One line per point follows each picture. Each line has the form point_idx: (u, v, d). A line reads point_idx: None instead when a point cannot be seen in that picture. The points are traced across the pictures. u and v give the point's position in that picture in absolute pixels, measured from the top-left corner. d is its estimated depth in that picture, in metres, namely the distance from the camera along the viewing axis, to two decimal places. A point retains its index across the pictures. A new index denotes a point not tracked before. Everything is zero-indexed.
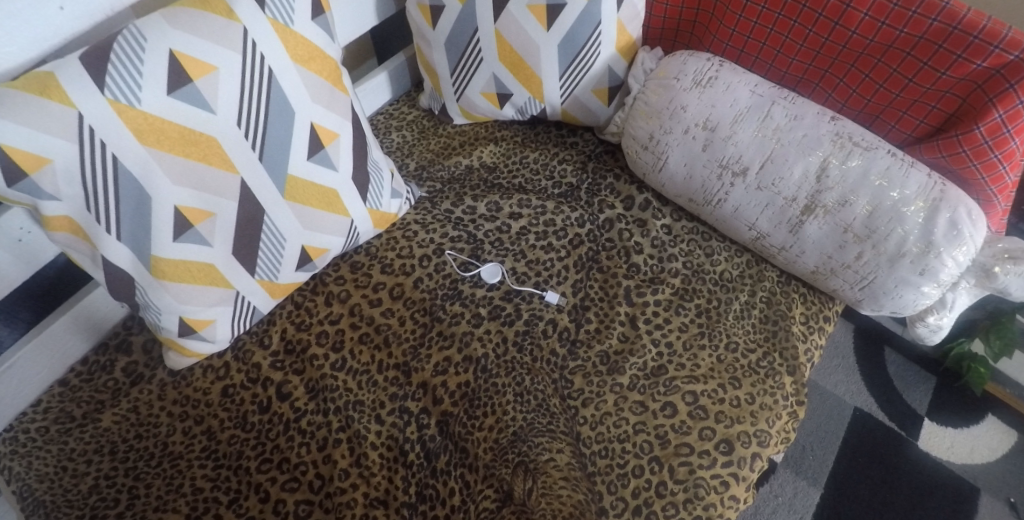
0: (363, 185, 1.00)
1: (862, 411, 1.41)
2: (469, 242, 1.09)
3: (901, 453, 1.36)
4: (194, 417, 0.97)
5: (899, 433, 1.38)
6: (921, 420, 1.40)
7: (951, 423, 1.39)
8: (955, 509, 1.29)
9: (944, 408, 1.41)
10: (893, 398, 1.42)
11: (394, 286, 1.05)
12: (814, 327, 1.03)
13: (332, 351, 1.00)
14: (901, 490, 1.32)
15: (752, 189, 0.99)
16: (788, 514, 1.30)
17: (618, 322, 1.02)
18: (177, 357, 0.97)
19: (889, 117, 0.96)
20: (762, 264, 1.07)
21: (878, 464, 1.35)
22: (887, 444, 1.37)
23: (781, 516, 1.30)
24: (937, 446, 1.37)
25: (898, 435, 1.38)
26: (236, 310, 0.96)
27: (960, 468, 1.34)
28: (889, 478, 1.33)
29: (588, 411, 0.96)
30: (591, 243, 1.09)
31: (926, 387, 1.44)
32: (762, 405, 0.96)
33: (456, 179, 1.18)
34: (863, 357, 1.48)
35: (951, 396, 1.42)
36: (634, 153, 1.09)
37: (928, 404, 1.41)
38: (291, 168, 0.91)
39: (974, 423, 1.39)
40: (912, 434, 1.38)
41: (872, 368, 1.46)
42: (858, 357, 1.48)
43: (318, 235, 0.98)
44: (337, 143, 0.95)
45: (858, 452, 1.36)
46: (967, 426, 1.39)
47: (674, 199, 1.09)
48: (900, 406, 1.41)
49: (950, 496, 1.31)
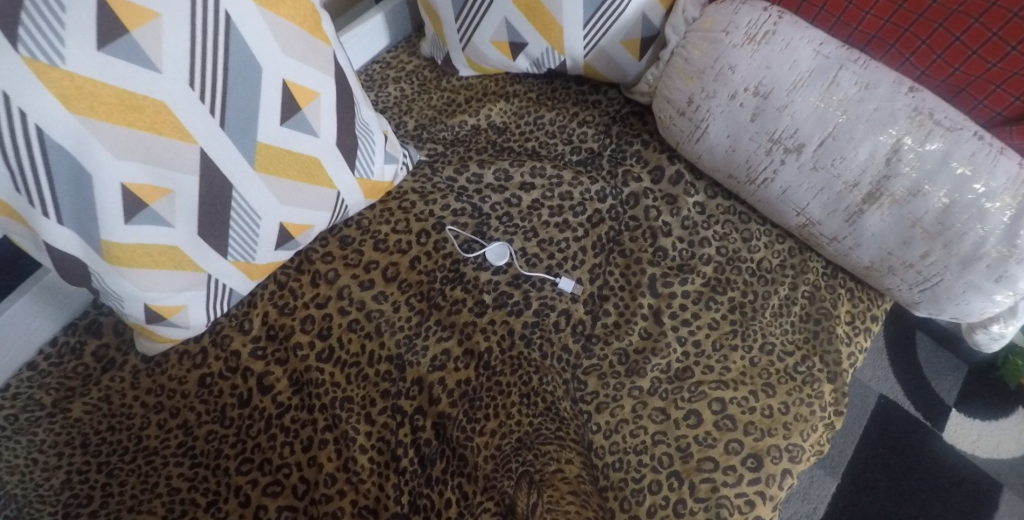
0: (349, 152, 0.87)
1: (887, 399, 1.32)
2: (475, 216, 0.97)
3: (925, 444, 1.28)
4: (169, 409, 0.88)
5: (924, 423, 1.29)
6: (948, 410, 1.30)
7: (981, 415, 1.30)
8: (976, 505, 1.22)
9: (975, 398, 1.31)
10: (920, 386, 1.33)
11: (388, 265, 0.94)
12: (860, 327, 0.92)
13: (318, 338, 0.90)
14: (923, 483, 1.24)
15: (806, 169, 0.85)
16: (801, 503, 1.23)
17: (640, 316, 0.90)
18: (148, 343, 0.88)
19: (978, 91, 0.78)
20: (807, 252, 0.94)
21: (902, 455, 1.26)
22: (910, 434, 1.28)
23: (793, 505, 1.23)
24: (965, 439, 1.28)
25: (923, 425, 1.29)
26: (210, 295, 0.85)
27: (987, 463, 1.26)
28: (911, 470, 1.25)
29: (602, 417, 0.85)
30: (613, 222, 0.96)
31: (957, 375, 1.33)
32: (797, 416, 0.86)
33: (461, 141, 1.04)
34: (891, 340, 1.38)
35: (985, 385, 1.32)
36: (668, 119, 0.94)
37: (958, 393, 1.31)
38: (262, 135, 0.77)
39: (1006, 417, 1.29)
40: (938, 424, 1.29)
41: (901, 351, 1.36)
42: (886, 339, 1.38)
43: (299, 211, 0.85)
44: (316, 104, 0.81)
45: (880, 441, 1.28)
46: (997, 419, 1.29)
47: (711, 174, 0.95)
48: (928, 394, 1.32)
49: (975, 491, 1.23)
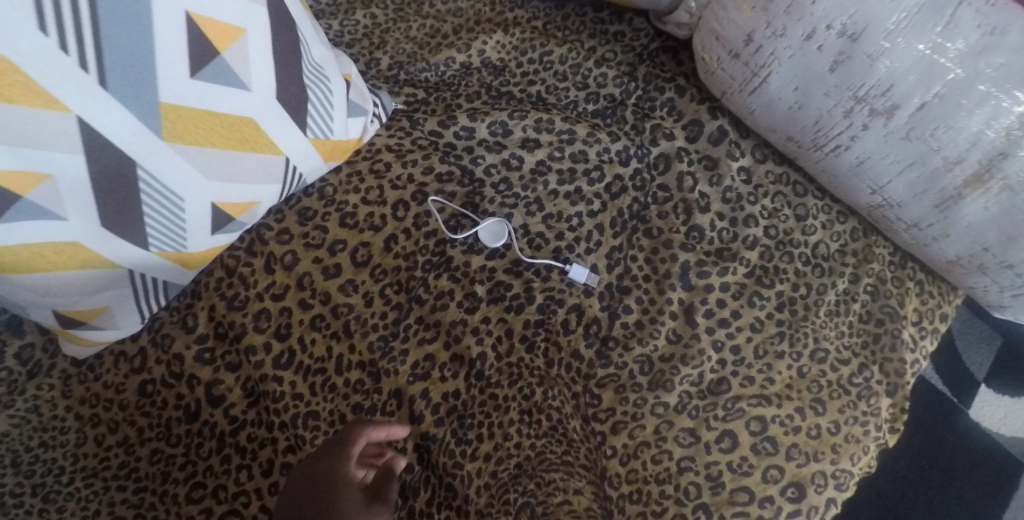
0: (296, 108, 0.66)
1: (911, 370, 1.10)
2: (465, 184, 0.79)
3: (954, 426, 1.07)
4: (108, 423, 0.73)
5: (949, 398, 1.09)
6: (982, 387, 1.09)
7: (1014, 390, 1.08)
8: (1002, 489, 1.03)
9: (1011, 372, 1.09)
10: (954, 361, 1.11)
11: (358, 246, 0.76)
12: (928, 329, 0.77)
13: (275, 339, 0.73)
14: (942, 462, 1.05)
15: (896, 137, 0.66)
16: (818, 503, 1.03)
17: (669, 315, 0.74)
18: (72, 345, 0.72)
19: None
20: (872, 235, 0.78)
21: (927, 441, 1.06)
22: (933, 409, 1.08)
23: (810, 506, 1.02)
24: (992, 415, 1.07)
25: (947, 401, 1.08)
26: (138, 290, 0.69)
27: (1015, 444, 1.06)
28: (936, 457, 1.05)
29: (619, 440, 0.71)
30: (637, 193, 0.78)
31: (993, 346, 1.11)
32: (848, 436, 0.72)
33: (447, 83, 0.84)
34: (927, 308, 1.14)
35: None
36: (715, 61, 0.74)
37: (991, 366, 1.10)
38: (168, 93, 0.57)
39: None
40: (964, 401, 1.08)
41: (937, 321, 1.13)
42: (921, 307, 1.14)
43: (238, 188, 0.67)
44: (241, 46, 0.60)
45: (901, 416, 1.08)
46: None
47: (764, 134, 0.77)
48: (957, 367, 1.10)
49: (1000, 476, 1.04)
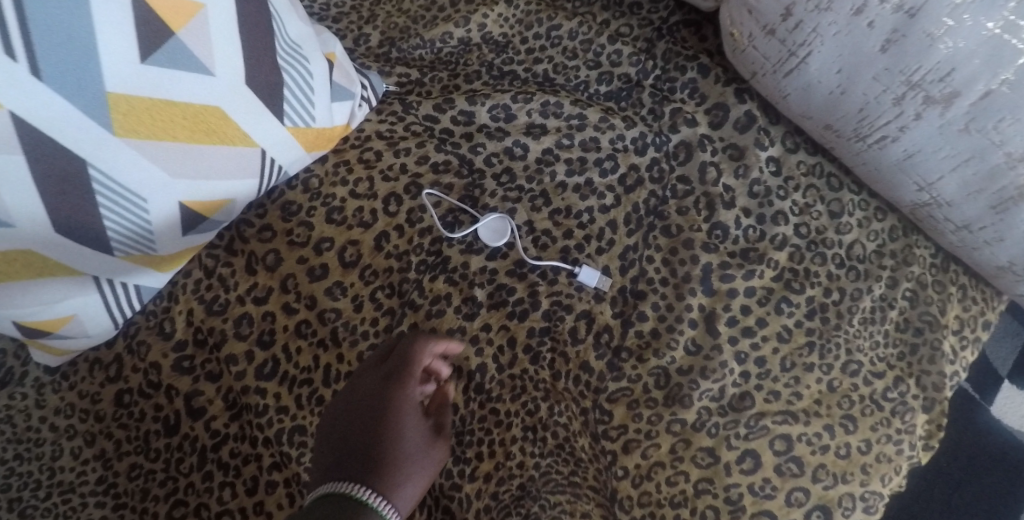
0: (271, 94, 0.59)
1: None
2: (462, 174, 0.71)
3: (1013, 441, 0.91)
4: (83, 436, 0.67)
5: (969, 393, 0.93)
6: None
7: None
8: None
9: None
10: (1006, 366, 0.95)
11: (346, 245, 0.69)
12: (969, 339, 0.70)
13: (258, 347, 0.67)
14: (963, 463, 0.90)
15: (952, 129, 0.58)
16: None
17: (688, 322, 0.67)
18: (43, 354, 0.67)
19: None
20: (912, 234, 0.71)
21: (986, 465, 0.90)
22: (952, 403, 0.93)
23: None
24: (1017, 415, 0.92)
25: (968, 396, 0.93)
26: (108, 296, 0.63)
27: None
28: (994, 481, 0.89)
29: (631, 460, 0.65)
30: (654, 186, 0.71)
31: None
32: (880, 456, 0.66)
33: (444, 61, 0.76)
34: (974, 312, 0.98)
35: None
36: (746, 38, 0.65)
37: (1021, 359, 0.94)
38: (117, 83, 0.49)
39: None
40: (987, 396, 0.93)
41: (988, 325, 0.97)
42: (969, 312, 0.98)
43: (209, 185, 0.60)
44: (200, 24, 0.52)
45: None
46: None
47: (798, 121, 0.69)
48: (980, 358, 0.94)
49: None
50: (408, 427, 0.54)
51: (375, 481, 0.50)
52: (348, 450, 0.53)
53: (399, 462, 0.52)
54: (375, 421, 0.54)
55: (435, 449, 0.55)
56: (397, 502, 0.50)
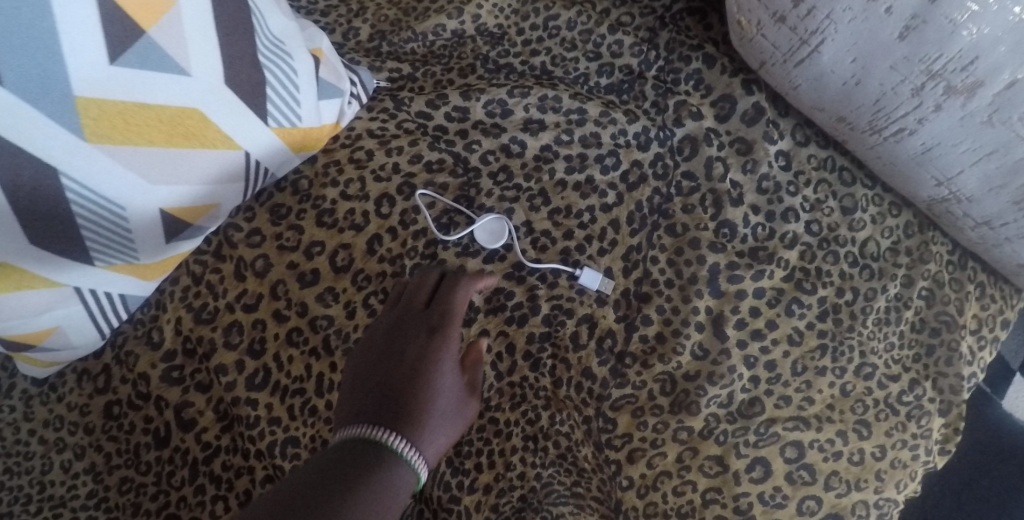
0: (253, 94, 0.56)
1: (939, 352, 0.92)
2: (458, 173, 0.68)
3: None
4: (74, 448, 0.65)
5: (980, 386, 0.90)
6: None
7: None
8: None
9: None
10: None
11: (337, 249, 0.66)
12: (987, 339, 0.68)
13: (248, 356, 0.65)
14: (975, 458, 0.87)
15: (974, 121, 0.54)
16: None
17: (694, 326, 0.64)
18: (31, 366, 0.64)
19: None
20: (929, 230, 0.68)
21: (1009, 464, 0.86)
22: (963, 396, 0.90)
23: None
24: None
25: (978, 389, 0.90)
26: (93, 309, 0.60)
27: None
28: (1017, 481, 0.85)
29: (636, 470, 0.62)
30: (658, 183, 0.68)
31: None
32: (895, 462, 0.63)
33: (437, 55, 0.73)
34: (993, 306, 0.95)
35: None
36: (754, 25, 0.62)
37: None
38: (88, 88, 0.47)
39: None
40: (998, 390, 0.90)
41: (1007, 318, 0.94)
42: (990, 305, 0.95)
43: (191, 189, 0.57)
44: (174, 21, 0.49)
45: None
46: None
47: (809, 112, 0.65)
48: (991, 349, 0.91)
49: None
50: (442, 378, 0.52)
51: (406, 429, 0.48)
52: (379, 392, 0.51)
53: (432, 411, 0.50)
54: (407, 368, 0.52)
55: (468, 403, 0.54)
56: (427, 453, 0.49)
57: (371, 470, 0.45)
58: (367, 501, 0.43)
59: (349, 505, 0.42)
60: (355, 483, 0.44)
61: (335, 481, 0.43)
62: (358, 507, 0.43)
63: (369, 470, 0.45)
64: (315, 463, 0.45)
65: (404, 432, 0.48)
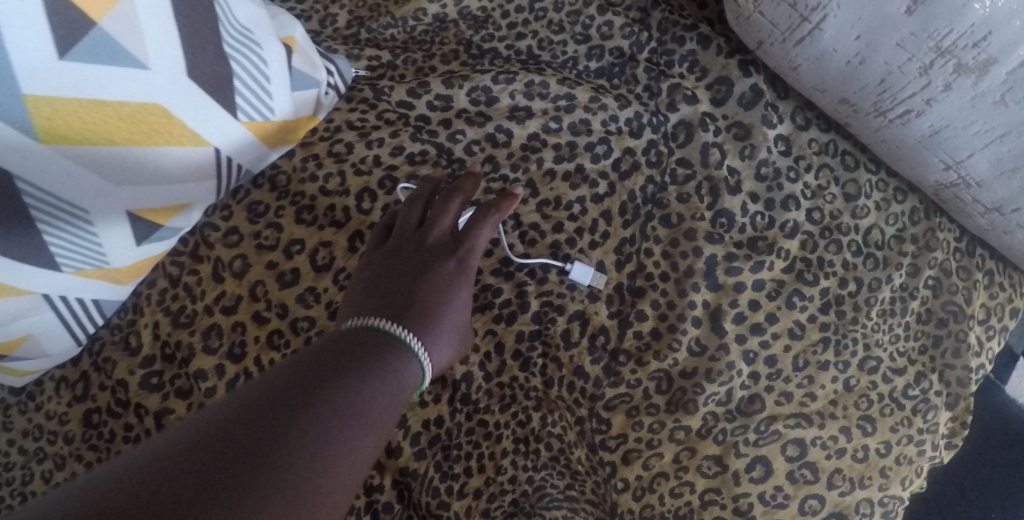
0: (220, 87, 0.53)
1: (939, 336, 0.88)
2: (441, 164, 0.65)
3: None
4: (53, 458, 0.63)
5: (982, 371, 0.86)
6: None
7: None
8: None
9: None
10: None
11: (318, 247, 0.64)
12: (996, 329, 0.65)
13: (228, 360, 0.63)
14: (976, 445, 0.83)
15: (986, 100, 0.51)
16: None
17: (691, 321, 0.61)
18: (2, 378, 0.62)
19: None
20: (935, 217, 0.65)
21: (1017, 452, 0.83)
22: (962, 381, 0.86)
23: None
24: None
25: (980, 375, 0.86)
26: (65, 316, 0.58)
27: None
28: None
29: (632, 471, 0.60)
30: (652, 171, 0.64)
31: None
32: (900, 458, 0.61)
33: (419, 41, 0.70)
34: None
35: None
36: (751, 2, 0.58)
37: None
38: (37, 85, 0.44)
39: None
40: (1001, 375, 0.86)
41: None
42: None
43: (157, 190, 0.54)
44: (128, 11, 0.46)
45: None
46: None
47: (809, 94, 0.62)
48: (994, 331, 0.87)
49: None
50: (456, 298, 0.57)
51: (421, 333, 0.53)
52: (396, 298, 0.55)
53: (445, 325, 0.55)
54: (425, 280, 0.56)
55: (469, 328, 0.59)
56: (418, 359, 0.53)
57: (378, 362, 0.48)
58: (368, 386, 0.46)
59: (353, 384, 0.45)
60: (359, 370, 0.46)
61: (339, 367, 0.46)
62: (364, 390, 0.45)
63: (377, 361, 0.48)
64: (315, 353, 0.48)
65: (419, 335, 0.53)
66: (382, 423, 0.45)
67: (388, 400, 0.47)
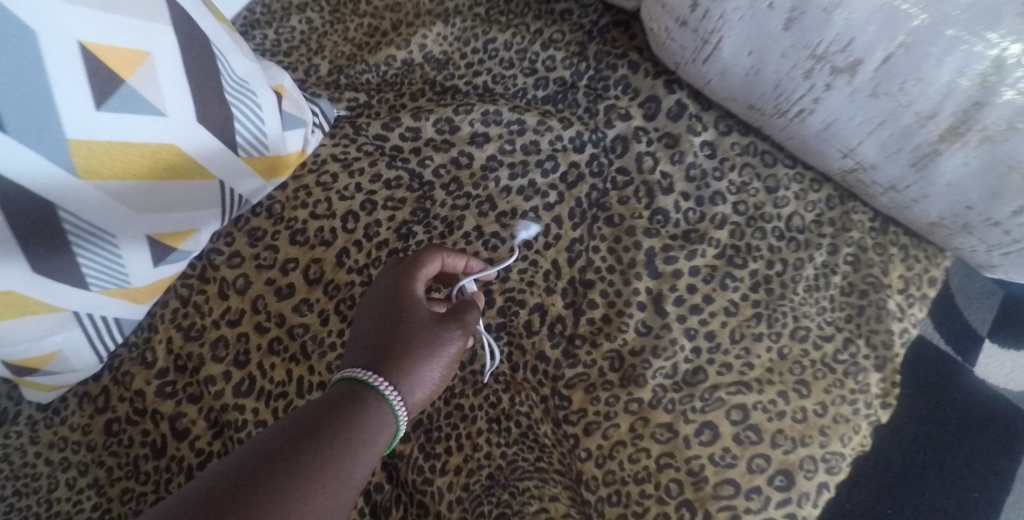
0: (222, 128, 0.64)
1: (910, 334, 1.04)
2: (414, 189, 0.75)
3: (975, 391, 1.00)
4: (78, 466, 0.71)
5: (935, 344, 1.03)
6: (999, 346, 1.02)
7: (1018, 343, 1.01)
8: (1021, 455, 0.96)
9: (1016, 324, 1.02)
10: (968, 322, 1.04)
11: (310, 264, 0.74)
12: (916, 296, 0.73)
13: (234, 367, 0.71)
14: (930, 403, 0.99)
15: (861, 95, 0.61)
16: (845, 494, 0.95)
17: (636, 306, 0.70)
18: (34, 392, 0.71)
19: None
20: (849, 201, 0.74)
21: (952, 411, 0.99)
22: (936, 374, 1.02)
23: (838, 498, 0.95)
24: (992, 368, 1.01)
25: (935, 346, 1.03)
26: (90, 333, 0.67)
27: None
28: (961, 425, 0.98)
29: (593, 441, 0.67)
30: (595, 180, 0.74)
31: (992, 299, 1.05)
32: (836, 417, 0.67)
33: (390, 84, 0.81)
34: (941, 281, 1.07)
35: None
36: (663, 31, 0.69)
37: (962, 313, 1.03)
38: (77, 131, 0.54)
39: None
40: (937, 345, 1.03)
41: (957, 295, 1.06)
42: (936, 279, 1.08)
43: (170, 218, 0.64)
44: (149, 70, 0.57)
45: (903, 381, 1.02)
46: None
47: (724, 104, 0.72)
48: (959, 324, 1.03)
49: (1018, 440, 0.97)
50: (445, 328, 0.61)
51: (408, 358, 0.58)
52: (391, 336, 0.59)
53: (410, 342, 0.58)
54: (392, 305, 0.61)
55: (454, 332, 0.61)
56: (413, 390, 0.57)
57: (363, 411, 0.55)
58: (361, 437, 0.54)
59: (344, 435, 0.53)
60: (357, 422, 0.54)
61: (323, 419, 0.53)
62: (296, 451, 0.50)
63: (362, 411, 0.55)
64: (297, 411, 0.55)
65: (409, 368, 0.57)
66: (319, 476, 0.50)
67: (328, 453, 0.51)
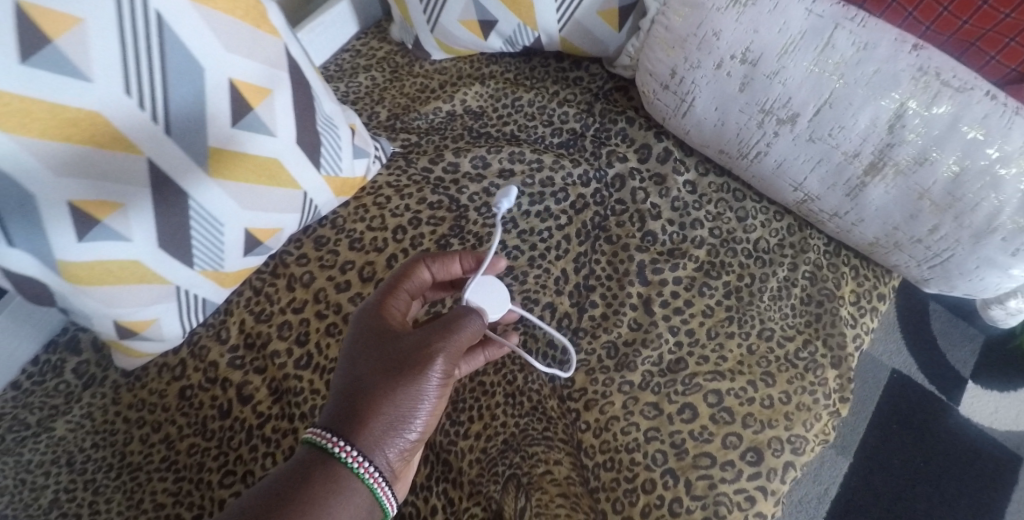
0: (311, 150, 0.83)
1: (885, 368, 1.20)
2: (452, 210, 0.93)
3: (933, 419, 1.16)
4: (151, 424, 0.85)
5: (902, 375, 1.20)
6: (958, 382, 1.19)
7: (996, 385, 1.18)
8: (972, 479, 1.11)
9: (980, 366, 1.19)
10: (932, 358, 1.21)
11: (364, 265, 0.90)
12: (866, 308, 0.88)
13: (295, 345, 0.86)
14: (895, 427, 1.15)
15: (802, 140, 0.79)
16: (817, 503, 1.10)
17: (629, 307, 0.85)
18: (124, 358, 0.85)
19: (945, 27, 0.73)
20: (806, 230, 0.90)
21: (914, 432, 1.15)
22: (908, 406, 1.17)
23: (810, 505, 1.10)
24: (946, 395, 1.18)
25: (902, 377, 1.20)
26: (184, 308, 0.83)
27: (1001, 435, 1.15)
28: (923, 446, 1.14)
29: (592, 415, 0.80)
30: (598, 207, 0.92)
31: (972, 344, 1.22)
32: (799, 405, 0.80)
33: (435, 129, 1.01)
34: (908, 322, 1.25)
35: (999, 356, 1.21)
36: (652, 93, 0.89)
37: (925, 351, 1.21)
38: (215, 138, 0.73)
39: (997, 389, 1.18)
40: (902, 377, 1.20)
41: (921, 334, 1.23)
42: (902, 320, 1.25)
43: (262, 216, 0.82)
44: (268, 101, 0.77)
45: (891, 417, 1.16)
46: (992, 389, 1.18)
47: (701, 150, 0.91)
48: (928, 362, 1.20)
49: (987, 472, 1.12)
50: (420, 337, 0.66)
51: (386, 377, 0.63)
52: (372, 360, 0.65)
53: (392, 365, 0.64)
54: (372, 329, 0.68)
55: (436, 350, 0.65)
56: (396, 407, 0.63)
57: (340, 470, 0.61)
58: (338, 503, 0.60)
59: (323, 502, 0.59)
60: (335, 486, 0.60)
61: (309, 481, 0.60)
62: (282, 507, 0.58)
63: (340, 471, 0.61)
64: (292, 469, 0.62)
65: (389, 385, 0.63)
66: None
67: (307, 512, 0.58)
